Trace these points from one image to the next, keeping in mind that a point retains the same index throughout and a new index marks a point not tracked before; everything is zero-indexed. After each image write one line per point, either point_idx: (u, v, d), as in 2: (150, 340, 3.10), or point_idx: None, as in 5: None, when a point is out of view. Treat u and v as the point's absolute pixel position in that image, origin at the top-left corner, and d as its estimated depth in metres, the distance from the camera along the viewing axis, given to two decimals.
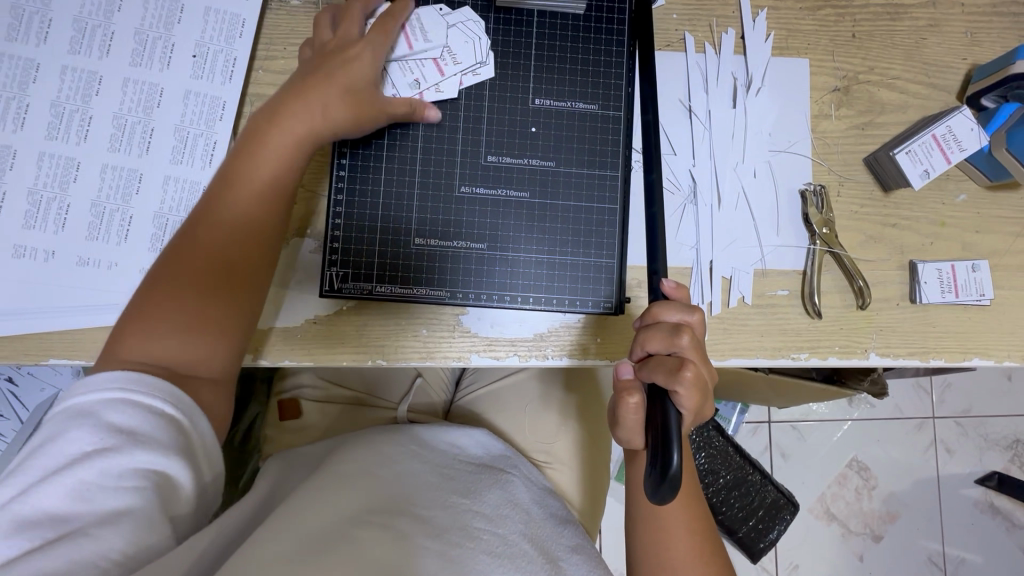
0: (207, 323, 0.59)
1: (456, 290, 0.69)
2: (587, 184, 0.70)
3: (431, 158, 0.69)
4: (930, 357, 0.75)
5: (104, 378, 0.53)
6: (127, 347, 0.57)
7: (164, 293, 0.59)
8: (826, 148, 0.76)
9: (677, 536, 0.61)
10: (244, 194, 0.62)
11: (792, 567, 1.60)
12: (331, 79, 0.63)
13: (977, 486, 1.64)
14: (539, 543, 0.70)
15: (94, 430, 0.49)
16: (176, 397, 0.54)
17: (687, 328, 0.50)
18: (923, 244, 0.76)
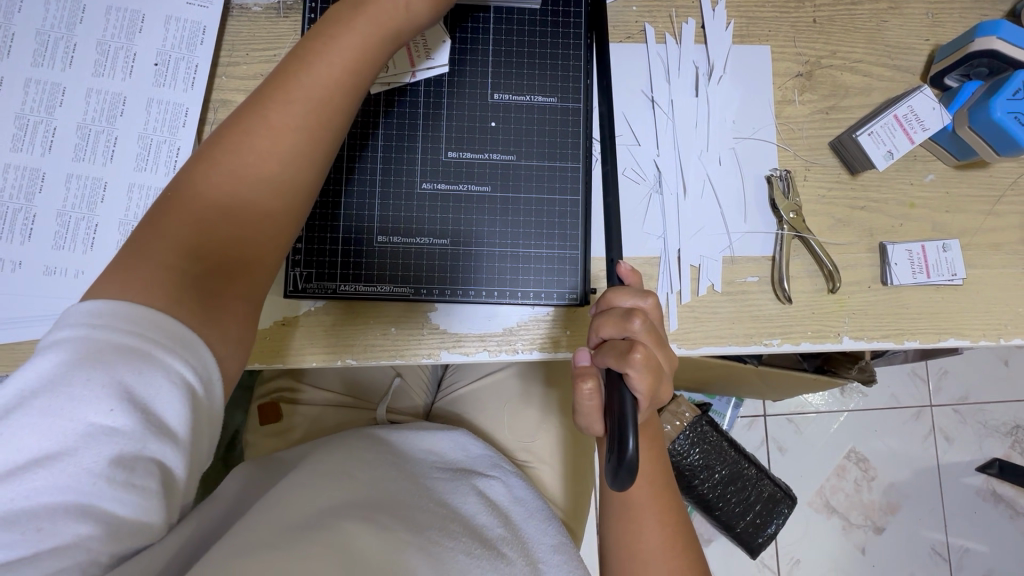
0: (240, 247, 0.52)
1: (420, 286, 0.69)
2: (550, 176, 0.71)
3: (391, 157, 0.69)
4: (905, 338, 0.75)
5: (108, 309, 0.43)
6: (137, 270, 0.47)
7: (186, 209, 0.50)
8: (791, 133, 0.76)
9: (649, 527, 0.60)
10: (288, 98, 0.53)
11: (793, 562, 1.58)
12: None
13: (978, 474, 1.62)
14: (517, 543, 0.70)
15: (100, 395, 0.40)
16: (199, 365, 0.45)
17: (638, 312, 0.50)
18: (893, 226, 0.76)
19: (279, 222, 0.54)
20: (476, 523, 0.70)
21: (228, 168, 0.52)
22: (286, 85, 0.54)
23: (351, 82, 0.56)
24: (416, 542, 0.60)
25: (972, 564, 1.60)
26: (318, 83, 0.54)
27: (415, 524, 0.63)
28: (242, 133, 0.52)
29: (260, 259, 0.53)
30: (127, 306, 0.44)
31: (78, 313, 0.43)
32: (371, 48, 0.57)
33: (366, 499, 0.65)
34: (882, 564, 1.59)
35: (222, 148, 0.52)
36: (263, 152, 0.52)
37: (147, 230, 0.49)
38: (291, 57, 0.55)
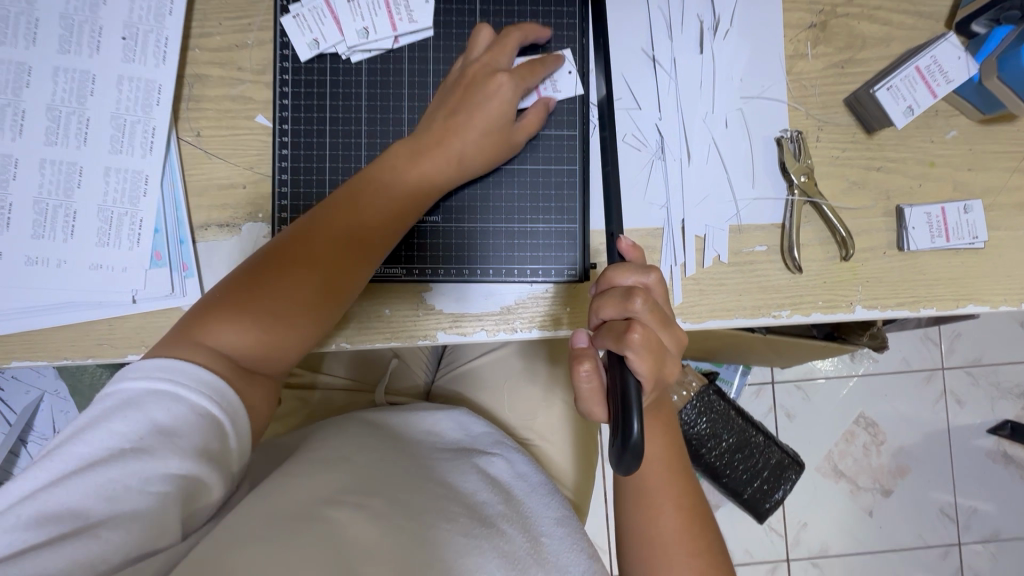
0: (280, 334, 0.58)
1: (412, 266, 0.67)
2: (544, 145, 0.67)
3: (378, 130, 0.68)
4: (920, 306, 0.71)
5: (177, 367, 0.53)
6: (208, 334, 0.56)
7: (249, 288, 0.58)
8: (802, 90, 0.71)
9: (666, 511, 0.59)
10: (369, 208, 0.62)
11: (800, 525, 1.60)
12: (486, 113, 0.62)
13: (989, 436, 1.61)
14: (520, 519, 0.70)
15: (134, 428, 0.50)
16: (218, 398, 0.53)
17: (641, 291, 0.47)
18: (911, 187, 0.71)
19: (316, 317, 0.60)
20: (475, 497, 0.69)
21: (304, 256, 0.59)
22: (369, 194, 0.62)
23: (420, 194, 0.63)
24: (413, 527, 0.59)
25: (980, 524, 1.61)
26: (396, 198, 0.62)
27: (412, 506, 0.62)
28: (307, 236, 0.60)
29: (294, 345, 0.60)
30: (201, 370, 0.53)
31: (130, 365, 0.53)
32: (433, 179, 0.63)
33: (366, 480, 0.64)
34: (889, 526, 1.60)
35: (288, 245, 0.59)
36: (334, 253, 0.60)
37: (220, 297, 0.58)
38: (375, 171, 0.63)
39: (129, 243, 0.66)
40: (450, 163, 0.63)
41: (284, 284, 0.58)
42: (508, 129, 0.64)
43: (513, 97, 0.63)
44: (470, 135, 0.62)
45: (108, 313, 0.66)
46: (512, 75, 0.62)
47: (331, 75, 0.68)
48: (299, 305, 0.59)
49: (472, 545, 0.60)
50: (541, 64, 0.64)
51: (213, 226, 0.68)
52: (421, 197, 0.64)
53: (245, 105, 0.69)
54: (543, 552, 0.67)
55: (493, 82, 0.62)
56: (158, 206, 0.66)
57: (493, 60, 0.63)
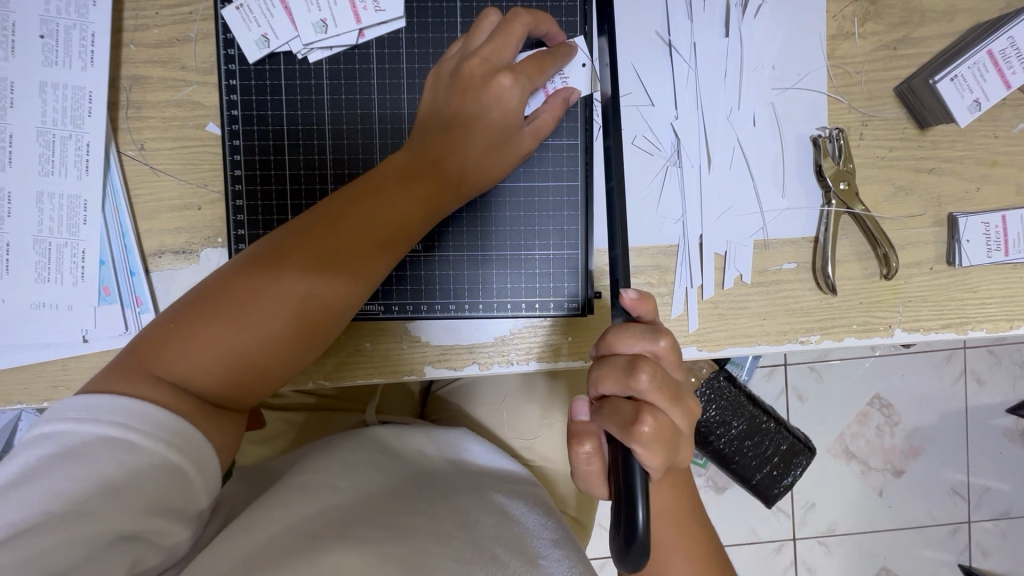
0: (246, 374, 0.49)
1: (391, 303, 0.60)
2: (540, 158, 0.59)
3: (344, 145, 0.59)
4: (968, 328, 0.63)
5: (133, 406, 0.44)
6: (162, 367, 0.47)
7: (208, 318, 0.48)
8: (846, 78, 0.61)
9: (676, 567, 0.53)
10: (355, 228, 0.51)
11: (809, 507, 1.33)
12: (491, 121, 0.53)
13: (1009, 416, 1.35)
14: (513, 542, 0.58)
15: (78, 484, 0.40)
16: (181, 444, 0.44)
17: (647, 364, 0.43)
18: (967, 191, 0.62)
19: (288, 357, 0.50)
20: (469, 516, 0.60)
21: (275, 284, 0.48)
22: (358, 210, 0.51)
23: (416, 214, 0.53)
24: (400, 548, 0.52)
25: (992, 502, 1.37)
26: (388, 219, 0.52)
27: (400, 529, 0.54)
28: (278, 258, 0.49)
29: (263, 385, 0.50)
30: (158, 410, 0.44)
31: (72, 403, 0.43)
32: (432, 198, 0.53)
33: (345, 513, 0.57)
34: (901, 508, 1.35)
35: (257, 269, 0.49)
36: (311, 286, 0.49)
37: (172, 325, 0.48)
38: (367, 183, 0.53)
39: (73, 277, 0.58)
40: (447, 177, 0.53)
41: (247, 315, 0.48)
42: (513, 138, 0.54)
43: (520, 100, 0.53)
44: (471, 147, 0.53)
45: (55, 355, 0.58)
46: (517, 76, 0.52)
47: (286, 79, 0.59)
48: (269, 343, 0.48)
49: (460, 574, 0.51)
50: (550, 62, 0.54)
51: (168, 253, 0.60)
52: (414, 212, 0.52)
53: (192, 112, 0.59)
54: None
55: (496, 83, 0.52)
56: (101, 235, 0.58)
57: (497, 55, 0.53)
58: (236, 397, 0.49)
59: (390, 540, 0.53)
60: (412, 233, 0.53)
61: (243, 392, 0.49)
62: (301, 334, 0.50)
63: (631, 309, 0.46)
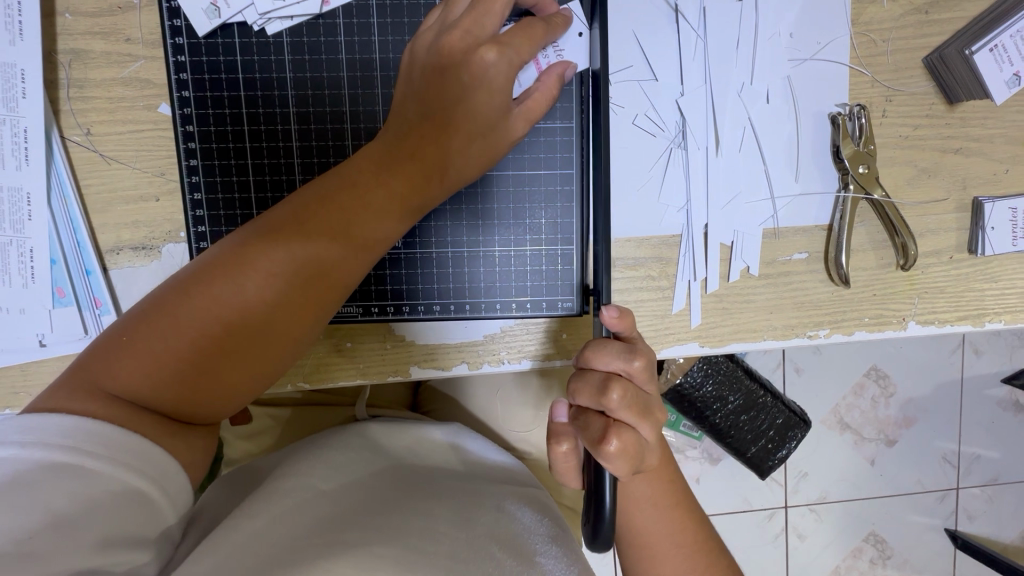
0: (211, 391, 0.44)
1: (370, 304, 0.55)
2: (530, 143, 0.54)
3: (312, 131, 0.53)
4: (986, 319, 0.59)
5: (84, 427, 0.40)
6: (116, 381, 0.43)
7: (166, 330, 0.43)
8: (870, 47, 0.55)
9: (667, 553, 0.52)
10: (325, 226, 0.46)
11: (800, 476, 1.33)
12: (475, 101, 0.47)
13: (1003, 386, 1.34)
14: (506, 539, 0.55)
15: (21, 520, 0.36)
16: (143, 467, 0.41)
17: (618, 384, 0.41)
18: (995, 173, 0.57)
19: (256, 371, 0.46)
20: (464, 514, 0.57)
21: (237, 290, 0.44)
22: (329, 207, 0.46)
23: (392, 211, 0.47)
24: (390, 551, 0.49)
25: (982, 469, 1.36)
26: (363, 218, 0.46)
27: (389, 531, 0.51)
28: (240, 262, 0.44)
29: (231, 400, 0.46)
30: (115, 431, 0.40)
31: (13, 426, 0.39)
32: (409, 193, 0.47)
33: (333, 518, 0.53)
34: (894, 477, 1.35)
35: (215, 273, 0.44)
36: (277, 292, 0.44)
37: (127, 336, 0.44)
38: (340, 176, 0.47)
39: (22, 278, 0.53)
40: (426, 169, 0.48)
41: (205, 324, 0.43)
42: (501, 122, 0.48)
43: (507, 77, 0.47)
44: (452, 134, 0.47)
45: (12, 362, 0.54)
46: (503, 48, 0.46)
47: (242, 54, 0.52)
48: (233, 357, 0.44)
49: (456, 569, 0.48)
50: (541, 31, 0.48)
51: (127, 249, 0.55)
52: (390, 209, 0.47)
53: (142, 91, 0.53)
54: (538, 573, 0.52)
55: (479, 56, 0.46)
56: (49, 232, 0.53)
57: (478, 26, 0.47)
58: (196, 413, 0.45)
59: (379, 542, 0.50)
60: (387, 234, 0.48)
61: (204, 408, 0.45)
62: (269, 346, 0.45)
63: (611, 325, 0.43)
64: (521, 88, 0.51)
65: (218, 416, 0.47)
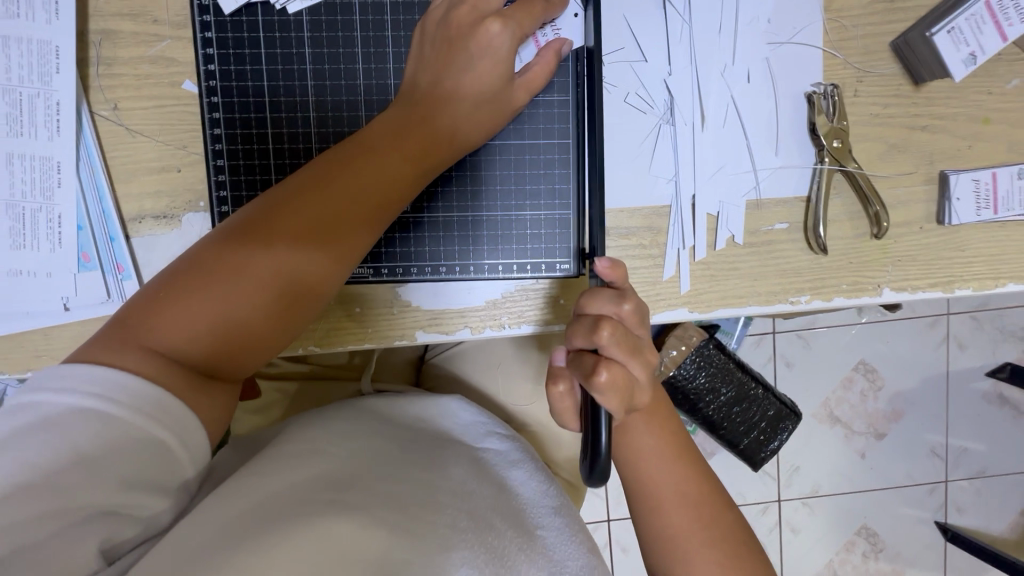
0: (243, 342, 0.47)
1: (381, 265, 0.59)
2: (530, 115, 0.58)
3: (328, 102, 0.57)
4: (955, 286, 0.63)
5: (122, 383, 0.42)
6: (148, 338, 0.45)
7: (196, 288, 0.46)
8: (842, 32, 0.60)
9: (673, 504, 0.54)
10: (345, 187, 0.49)
11: (792, 469, 1.36)
12: (482, 69, 0.52)
13: (987, 379, 1.37)
14: (509, 512, 0.57)
15: (52, 456, 0.40)
16: (161, 418, 0.43)
17: (608, 322, 0.45)
18: (959, 149, 0.62)
19: (285, 323, 0.49)
20: (468, 483, 0.59)
21: (265, 247, 0.47)
22: (348, 170, 0.50)
23: (407, 173, 0.51)
24: (392, 517, 0.50)
25: (969, 462, 1.40)
26: (380, 179, 0.50)
27: (392, 499, 0.53)
28: (267, 222, 0.48)
29: (261, 351, 0.49)
30: (141, 383, 0.43)
31: (52, 374, 0.42)
32: (422, 157, 0.52)
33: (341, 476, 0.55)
34: (882, 469, 1.38)
35: (243, 234, 0.47)
36: (302, 247, 0.48)
37: (160, 294, 0.46)
38: (357, 144, 0.51)
39: (50, 244, 0.56)
40: (438, 134, 0.52)
41: (236, 280, 0.46)
42: (505, 90, 0.53)
43: (510, 48, 0.52)
44: (461, 98, 0.52)
45: (37, 324, 0.57)
46: (506, 21, 0.51)
47: (264, 31, 0.56)
48: (265, 310, 0.47)
49: (454, 539, 0.50)
50: (541, 7, 0.53)
51: (149, 218, 0.58)
52: (406, 170, 0.51)
53: (167, 69, 0.57)
54: (539, 547, 0.54)
55: (485, 28, 0.51)
56: (77, 199, 0.56)
57: (483, 2, 0.52)
58: (225, 366, 0.47)
59: (381, 508, 0.51)
60: (402, 195, 0.52)
61: (233, 362, 0.47)
62: (298, 299, 0.48)
63: (603, 275, 0.46)
64: (522, 62, 0.56)
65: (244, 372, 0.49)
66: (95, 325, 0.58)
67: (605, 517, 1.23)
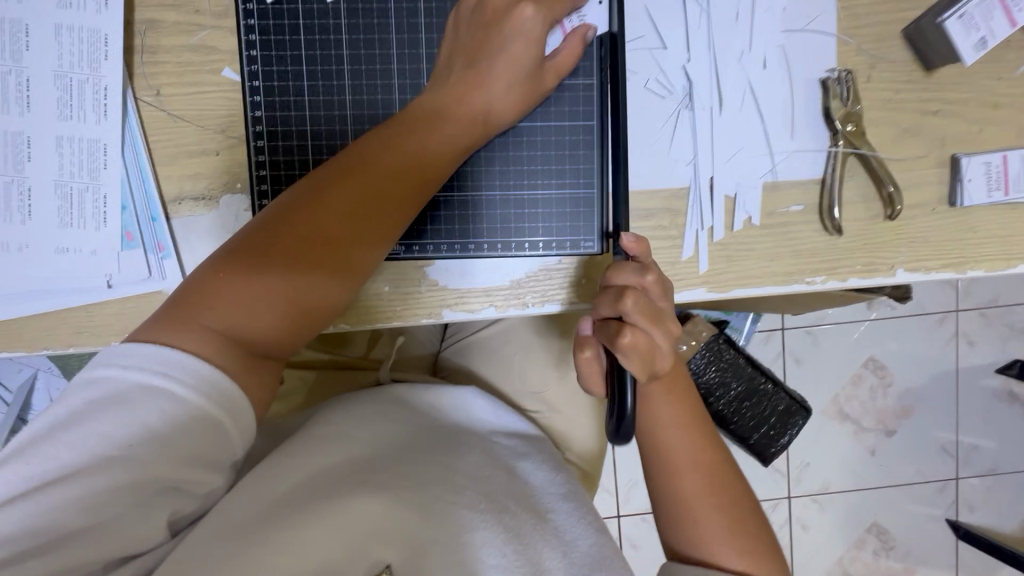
0: (298, 318, 0.49)
1: (412, 242, 0.61)
2: (556, 98, 0.60)
3: (363, 87, 0.60)
4: (967, 268, 0.65)
5: (183, 362, 0.44)
6: (205, 320, 0.46)
7: (250, 271, 0.48)
8: (854, 20, 0.62)
9: (689, 472, 0.56)
10: (388, 170, 0.52)
11: (803, 467, 1.37)
12: (515, 54, 0.54)
13: (997, 375, 1.38)
14: (522, 496, 0.59)
15: (122, 430, 0.42)
16: (218, 399, 0.44)
17: (630, 290, 0.47)
18: (970, 133, 0.63)
19: (337, 299, 0.51)
20: (484, 470, 0.61)
21: (316, 229, 0.49)
22: (390, 155, 0.52)
23: (444, 157, 0.54)
24: (416, 495, 0.54)
25: (979, 460, 1.40)
26: (421, 163, 0.53)
27: (415, 479, 0.56)
28: (316, 206, 0.50)
29: (313, 327, 0.51)
30: (202, 363, 0.44)
31: (117, 352, 0.44)
32: (458, 142, 0.55)
33: (367, 461, 0.57)
34: (893, 465, 1.39)
35: (293, 218, 0.49)
36: (351, 227, 0.50)
37: (214, 276, 0.48)
38: (395, 130, 0.54)
39: (95, 223, 0.59)
40: (471, 116, 0.55)
41: (289, 260, 0.48)
42: (536, 76, 0.56)
43: (540, 33, 0.55)
44: (495, 82, 0.55)
45: (82, 300, 0.60)
46: (538, 6, 0.54)
47: (304, 19, 0.59)
48: (319, 286, 0.49)
49: (476, 522, 0.53)
50: None
51: (188, 200, 0.60)
52: (443, 152, 0.54)
53: (207, 57, 0.60)
54: (547, 530, 0.56)
55: (517, 14, 0.54)
56: (121, 181, 0.59)
57: None
58: (280, 345, 0.49)
59: (405, 485, 0.55)
60: (438, 177, 0.55)
61: (287, 340, 0.49)
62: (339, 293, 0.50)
63: (627, 249, 0.49)
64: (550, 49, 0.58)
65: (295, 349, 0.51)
66: (137, 302, 0.60)
67: (617, 508, 1.24)
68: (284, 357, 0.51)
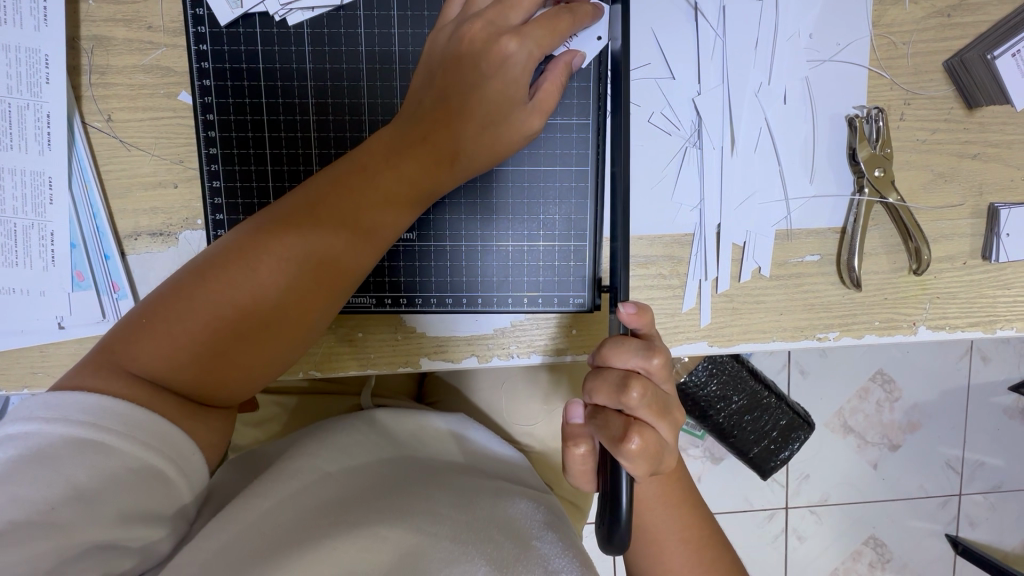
0: (235, 367, 0.45)
1: (384, 295, 0.56)
2: (545, 140, 0.55)
3: (330, 122, 0.54)
4: (997, 326, 0.59)
5: (107, 407, 0.40)
6: (136, 363, 0.43)
7: (184, 313, 0.44)
8: (890, 49, 0.55)
9: (671, 550, 0.52)
10: (345, 210, 0.46)
11: (801, 478, 1.25)
12: (494, 88, 0.48)
13: (1012, 393, 1.26)
14: (503, 524, 0.51)
15: (41, 492, 0.37)
16: (160, 447, 0.41)
17: (638, 381, 0.41)
18: (1012, 179, 0.57)
19: (278, 350, 0.46)
20: (465, 495, 0.54)
21: (260, 272, 0.44)
22: (348, 193, 0.47)
23: (409, 195, 0.48)
24: (397, 532, 0.46)
25: (985, 477, 1.29)
26: (381, 202, 0.47)
27: (396, 511, 0.49)
28: (261, 246, 0.45)
29: (252, 381, 0.46)
30: (134, 408, 0.41)
31: (36, 403, 0.39)
32: (426, 180, 0.48)
33: (342, 496, 0.51)
34: (900, 481, 1.27)
35: (233, 258, 0.45)
36: (299, 272, 0.45)
37: (151, 315, 0.44)
38: (358, 163, 0.48)
39: (43, 261, 0.54)
40: (438, 153, 0.48)
41: (224, 304, 0.44)
42: (520, 109, 0.49)
43: (524, 67, 0.47)
44: (469, 121, 0.48)
45: (30, 343, 0.55)
46: (524, 38, 0.47)
47: (263, 44, 0.53)
48: (258, 334, 0.45)
49: (456, 555, 0.45)
50: (566, 21, 0.48)
51: (145, 235, 0.55)
52: (409, 188, 0.48)
53: (163, 78, 0.54)
54: (535, 559, 0.48)
55: (500, 45, 0.47)
56: (69, 214, 0.54)
57: (503, 17, 0.48)
58: (216, 395, 0.45)
59: (384, 521, 0.47)
60: (402, 219, 0.49)
61: (224, 392, 0.45)
62: (289, 332, 0.46)
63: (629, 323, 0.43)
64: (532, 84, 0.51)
65: (236, 400, 0.47)
66: (91, 346, 0.55)
67: None
68: (224, 407, 0.46)
